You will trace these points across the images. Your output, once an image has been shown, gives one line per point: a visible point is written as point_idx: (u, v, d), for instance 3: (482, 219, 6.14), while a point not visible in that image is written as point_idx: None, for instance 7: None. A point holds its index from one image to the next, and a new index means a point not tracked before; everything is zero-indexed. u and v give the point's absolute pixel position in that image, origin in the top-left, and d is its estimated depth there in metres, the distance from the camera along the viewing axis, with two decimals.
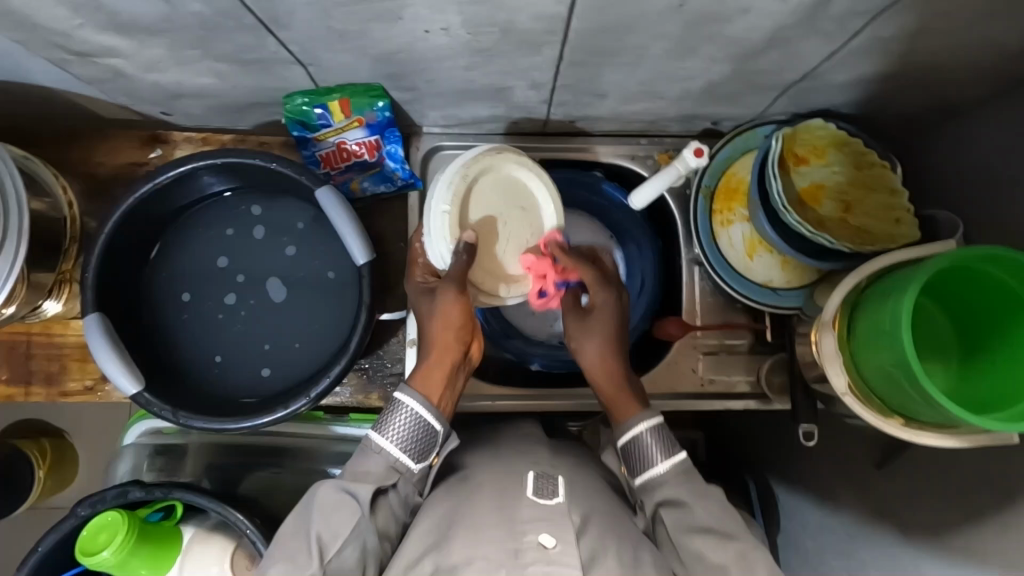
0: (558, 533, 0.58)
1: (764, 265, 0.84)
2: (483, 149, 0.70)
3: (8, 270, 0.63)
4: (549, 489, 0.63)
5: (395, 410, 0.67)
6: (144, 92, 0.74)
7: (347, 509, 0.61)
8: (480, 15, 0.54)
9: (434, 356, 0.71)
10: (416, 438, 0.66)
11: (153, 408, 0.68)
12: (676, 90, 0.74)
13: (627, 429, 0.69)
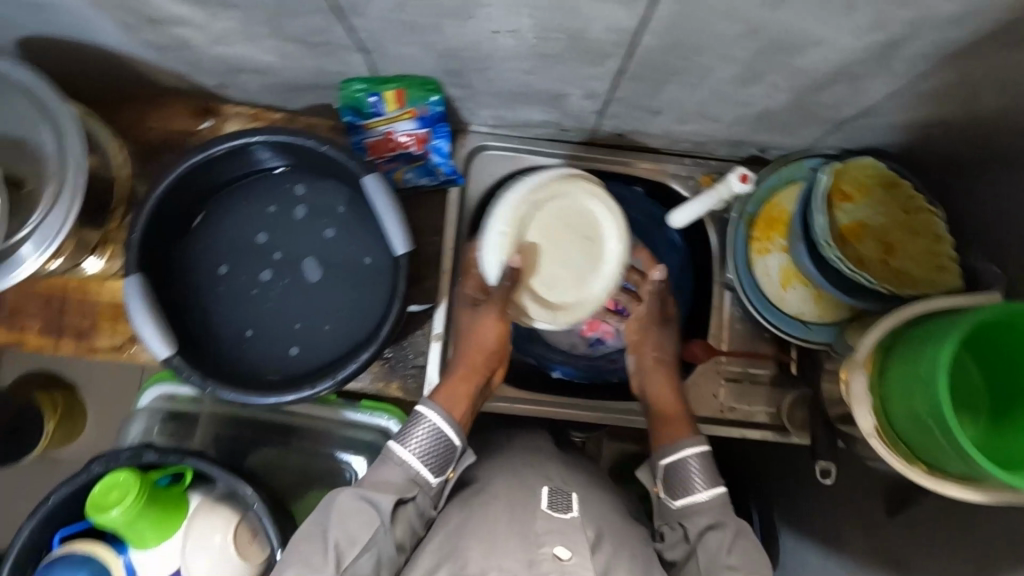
0: (572, 544, 0.59)
1: (797, 298, 0.83)
2: (552, 175, 0.74)
3: (62, 224, 0.64)
4: (563, 505, 0.65)
5: (418, 421, 0.68)
6: (206, 64, 0.76)
7: (365, 518, 0.62)
8: (551, 21, 0.55)
9: (463, 372, 0.74)
10: (437, 453, 0.67)
11: (182, 373, 0.69)
12: (728, 114, 0.74)
13: (676, 449, 0.70)
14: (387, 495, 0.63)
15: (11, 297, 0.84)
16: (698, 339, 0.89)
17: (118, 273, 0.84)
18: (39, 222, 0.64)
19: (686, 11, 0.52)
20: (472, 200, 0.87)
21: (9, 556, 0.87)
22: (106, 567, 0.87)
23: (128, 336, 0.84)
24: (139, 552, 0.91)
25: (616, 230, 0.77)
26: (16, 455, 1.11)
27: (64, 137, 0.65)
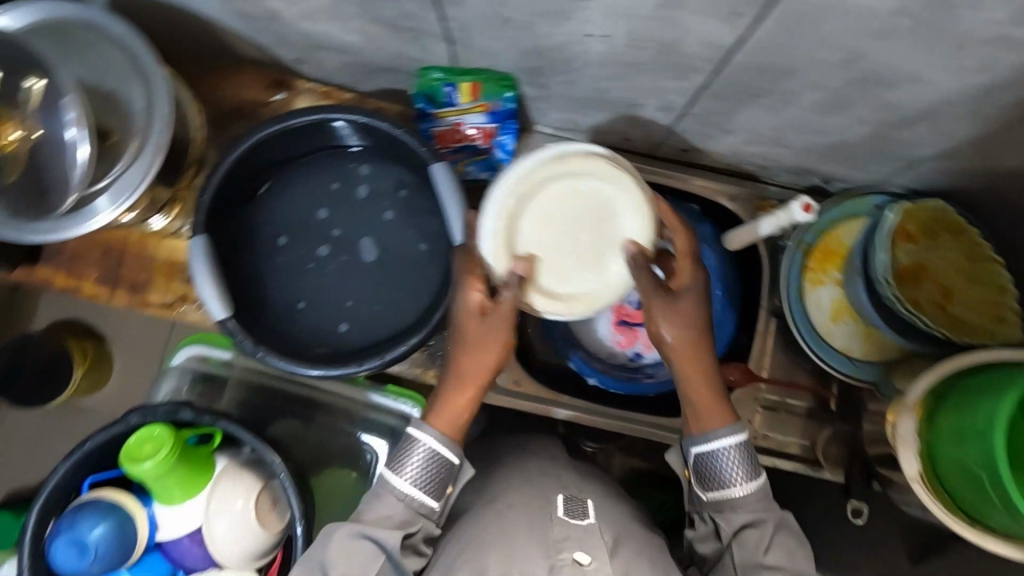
0: (591, 549, 0.59)
1: (845, 333, 0.82)
2: (535, 157, 0.66)
3: (143, 175, 0.66)
4: (581, 511, 0.65)
5: (411, 448, 0.64)
6: (289, 38, 0.78)
7: (366, 556, 0.60)
8: (647, 31, 0.55)
9: (455, 384, 0.67)
10: (436, 478, 0.64)
11: (236, 336, 0.70)
12: (801, 141, 0.74)
13: (705, 440, 0.64)
14: (390, 532, 0.60)
15: (72, 243, 0.86)
16: (737, 362, 0.87)
17: (178, 232, 0.86)
18: (122, 172, 0.66)
19: (787, 32, 0.51)
20: None
21: (39, 495, 0.89)
22: (131, 516, 0.89)
23: (181, 294, 0.86)
24: (162, 506, 0.92)
25: (630, 196, 0.67)
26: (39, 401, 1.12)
27: (154, 96, 0.67)
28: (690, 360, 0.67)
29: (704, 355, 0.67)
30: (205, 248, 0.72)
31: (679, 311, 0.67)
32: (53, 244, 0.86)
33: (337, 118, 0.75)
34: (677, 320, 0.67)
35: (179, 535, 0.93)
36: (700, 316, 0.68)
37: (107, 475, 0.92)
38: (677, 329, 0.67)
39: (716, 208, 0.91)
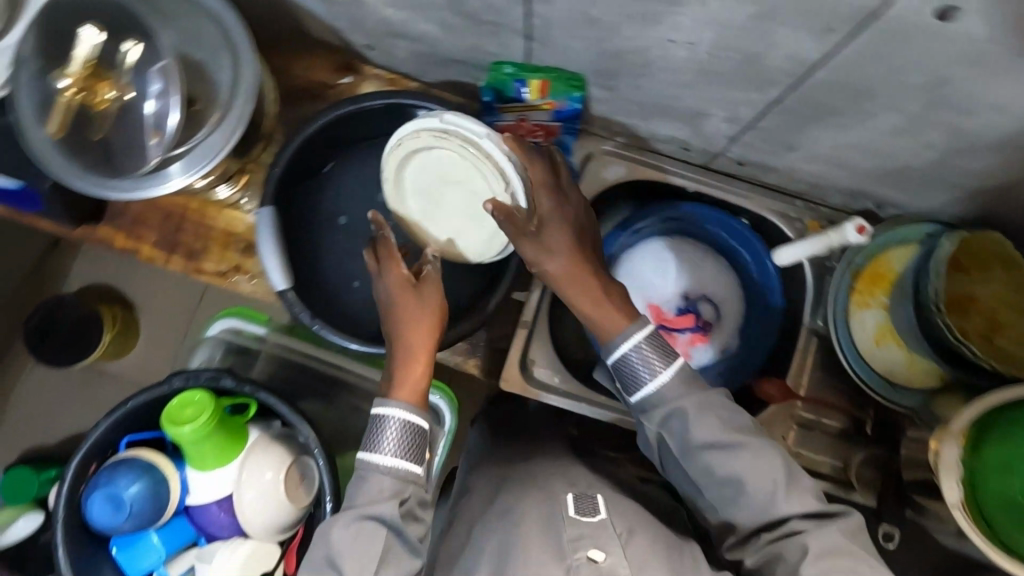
0: (606, 546, 0.59)
1: (888, 357, 0.83)
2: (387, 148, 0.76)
3: (222, 146, 0.68)
4: (590, 507, 0.64)
5: (383, 428, 0.64)
6: (367, 23, 0.80)
7: (371, 538, 0.61)
8: (734, 41, 0.56)
9: (406, 355, 0.67)
10: (413, 442, 0.64)
11: (295, 308, 0.72)
12: (864, 163, 0.75)
13: (615, 349, 0.64)
14: (384, 503, 0.61)
15: (135, 206, 0.88)
16: (774, 379, 0.88)
17: (238, 203, 0.88)
18: (202, 142, 0.68)
19: (877, 51, 0.53)
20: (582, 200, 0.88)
21: (79, 449, 0.90)
22: (167, 478, 0.91)
23: (235, 265, 0.88)
24: (195, 471, 0.94)
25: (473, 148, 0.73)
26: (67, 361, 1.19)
27: (241, 76, 0.69)
28: (580, 284, 0.66)
29: (586, 271, 0.67)
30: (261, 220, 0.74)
31: (555, 235, 0.68)
32: (116, 205, 0.88)
33: (410, 104, 0.79)
34: (553, 249, 0.67)
35: (208, 501, 0.94)
36: (574, 238, 0.68)
37: (146, 436, 0.95)
38: (562, 251, 0.67)
39: (764, 224, 0.92)
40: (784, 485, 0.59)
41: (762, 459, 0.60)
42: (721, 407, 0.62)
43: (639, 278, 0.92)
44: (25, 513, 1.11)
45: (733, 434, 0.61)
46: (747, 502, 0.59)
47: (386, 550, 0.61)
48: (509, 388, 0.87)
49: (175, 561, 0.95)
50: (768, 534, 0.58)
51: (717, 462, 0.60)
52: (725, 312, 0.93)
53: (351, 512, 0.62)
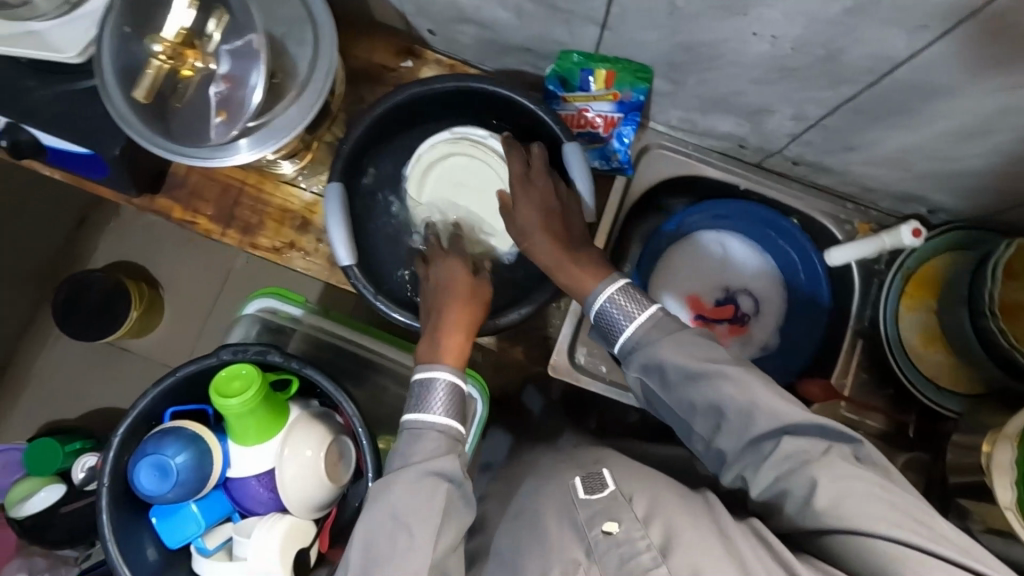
0: (619, 515, 0.53)
1: (935, 360, 0.84)
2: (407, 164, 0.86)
3: (301, 118, 0.69)
4: (598, 483, 0.58)
5: (433, 391, 0.67)
6: (433, 8, 0.80)
7: (426, 494, 0.60)
8: (820, 35, 0.58)
9: (449, 326, 0.71)
10: (460, 401, 0.67)
11: (357, 282, 0.74)
12: (925, 166, 0.75)
13: (593, 301, 0.69)
14: (446, 459, 0.63)
15: (194, 178, 0.89)
16: (816, 379, 0.89)
17: (294, 179, 0.89)
18: (280, 113, 0.69)
19: (964, 49, 0.53)
20: (635, 193, 0.91)
21: (125, 417, 0.91)
22: (210, 449, 0.91)
23: (290, 241, 0.89)
24: (235, 445, 0.94)
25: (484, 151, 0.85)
26: (98, 334, 1.24)
27: (320, 58, 0.69)
28: (557, 254, 0.72)
29: (551, 241, 0.73)
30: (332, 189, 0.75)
31: (525, 212, 0.75)
32: (175, 176, 0.89)
33: (478, 89, 0.80)
34: (524, 229, 0.75)
35: (246, 475, 0.94)
36: (544, 208, 0.75)
37: (189, 408, 0.96)
38: (535, 226, 0.74)
39: (813, 225, 0.93)
40: (768, 403, 0.56)
41: (742, 382, 0.58)
42: (691, 339, 0.63)
43: (682, 270, 0.94)
44: (48, 484, 1.16)
45: (710, 363, 0.60)
46: (735, 429, 0.57)
47: (448, 508, 0.60)
48: (555, 371, 0.90)
49: (211, 534, 0.95)
50: (768, 461, 0.54)
51: (695, 393, 0.60)
52: (764, 310, 0.94)
53: (405, 474, 0.61)
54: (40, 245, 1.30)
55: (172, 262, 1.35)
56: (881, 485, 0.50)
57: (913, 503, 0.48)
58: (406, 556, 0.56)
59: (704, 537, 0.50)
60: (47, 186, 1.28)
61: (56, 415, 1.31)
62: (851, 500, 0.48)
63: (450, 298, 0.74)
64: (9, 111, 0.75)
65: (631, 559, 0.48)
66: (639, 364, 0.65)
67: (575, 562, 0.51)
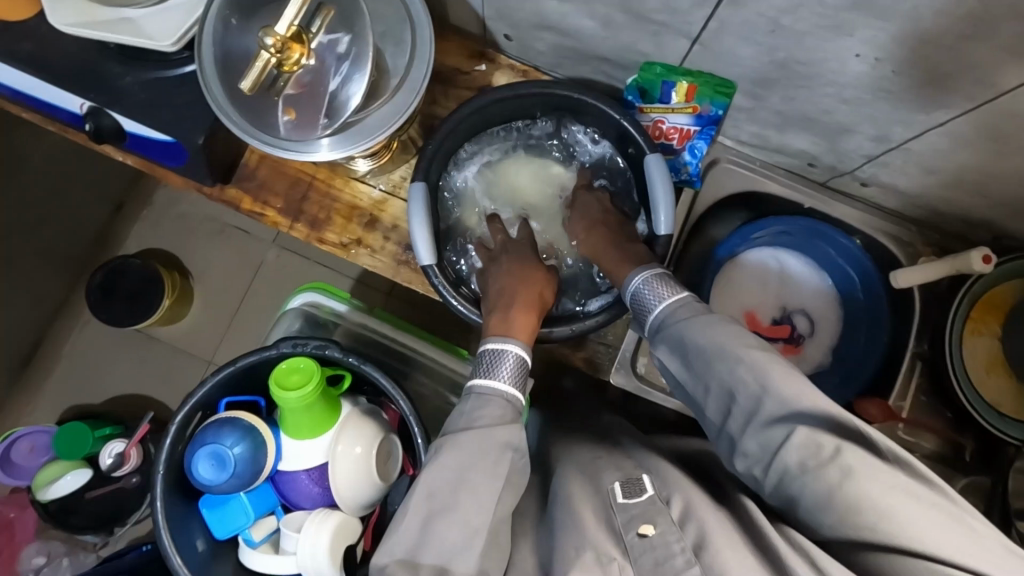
0: (655, 519, 0.54)
1: (997, 386, 0.85)
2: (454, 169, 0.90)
3: (395, 118, 0.71)
4: (636, 488, 0.59)
5: (500, 360, 0.70)
6: (517, 15, 0.80)
7: (492, 453, 0.60)
8: (926, 57, 0.60)
9: (518, 306, 0.77)
10: (522, 375, 0.70)
11: (436, 280, 0.77)
12: (1000, 192, 0.77)
13: (626, 285, 0.74)
14: (507, 425, 0.63)
15: (265, 170, 0.90)
16: (875, 399, 0.88)
17: (365, 176, 0.90)
18: (375, 112, 0.72)
19: None
20: (702, 205, 0.93)
21: (182, 406, 0.91)
22: (265, 443, 0.91)
23: (358, 237, 0.89)
24: (290, 438, 0.93)
25: (528, 162, 0.91)
26: (130, 320, 1.24)
27: (417, 59, 0.72)
28: (608, 253, 0.80)
29: (595, 245, 0.83)
30: (415, 184, 0.78)
31: (577, 223, 0.87)
32: (246, 168, 0.90)
33: (564, 96, 0.82)
34: (579, 235, 0.85)
35: (297, 470, 0.93)
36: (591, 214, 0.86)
37: (245, 399, 0.96)
38: (587, 241, 0.83)
39: (872, 245, 0.93)
40: (785, 392, 0.54)
41: (760, 369, 0.56)
42: (722, 325, 0.62)
43: (739, 288, 0.94)
44: (75, 468, 1.15)
45: (745, 350, 0.59)
46: (746, 414, 0.56)
47: (511, 475, 0.60)
48: (618, 380, 0.92)
49: (258, 525, 0.95)
50: (780, 452, 0.52)
51: (715, 377, 0.60)
52: (821, 330, 0.95)
53: (472, 437, 0.62)
54: (79, 229, 1.29)
55: (210, 253, 1.35)
56: (918, 497, 0.46)
57: (958, 520, 0.45)
58: (469, 514, 0.56)
59: (735, 540, 0.51)
60: (90, 171, 1.27)
61: (83, 399, 1.31)
62: (890, 516, 0.46)
63: (513, 280, 0.80)
64: (97, 96, 0.75)
65: (664, 562, 0.50)
66: (663, 345, 0.67)
67: (609, 555, 0.52)
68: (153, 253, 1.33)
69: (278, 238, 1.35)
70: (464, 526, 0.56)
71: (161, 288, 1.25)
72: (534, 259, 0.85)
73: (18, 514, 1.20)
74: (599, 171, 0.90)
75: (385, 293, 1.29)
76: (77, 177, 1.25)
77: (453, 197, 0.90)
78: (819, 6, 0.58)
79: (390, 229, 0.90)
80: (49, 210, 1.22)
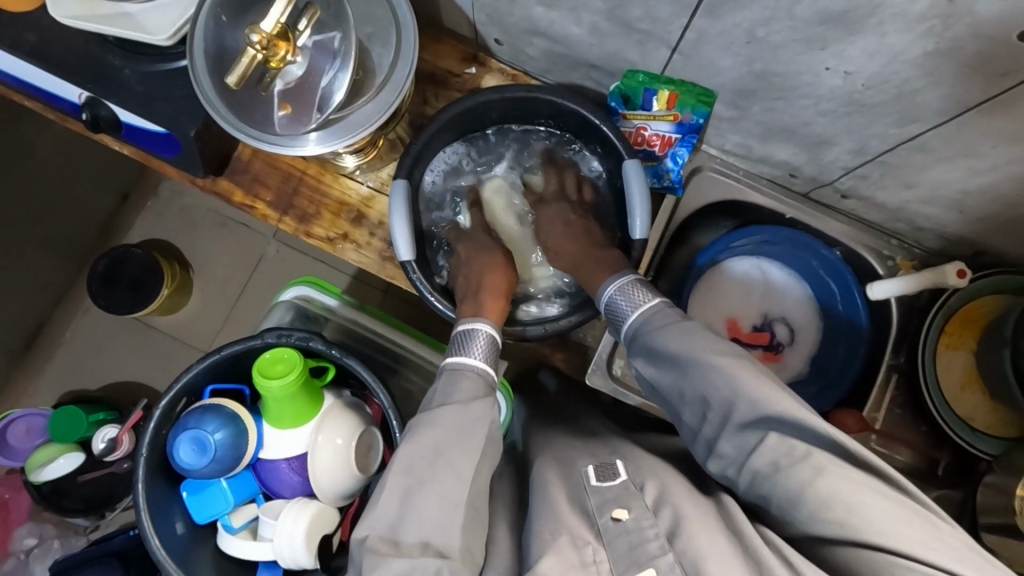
0: (630, 504, 0.55)
1: (970, 401, 0.85)
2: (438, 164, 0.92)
3: (377, 116, 0.73)
4: (610, 471, 0.61)
5: (472, 338, 0.72)
6: (506, 20, 0.82)
7: (476, 422, 0.63)
8: (896, 72, 0.61)
9: (487, 291, 0.80)
10: (494, 354, 0.73)
11: (414, 274, 0.80)
12: (977, 208, 0.77)
13: (602, 294, 0.75)
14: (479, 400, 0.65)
15: (257, 164, 0.92)
16: (851, 410, 0.89)
17: (354, 172, 0.92)
18: (358, 109, 0.74)
19: None
20: (684, 211, 0.93)
21: (167, 392, 0.93)
22: (247, 431, 0.93)
23: (345, 233, 0.91)
24: (271, 427, 0.95)
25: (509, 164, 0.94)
26: (129, 309, 1.26)
27: (401, 58, 0.74)
28: (583, 260, 0.81)
29: (572, 251, 0.83)
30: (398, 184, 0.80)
31: (551, 222, 0.88)
32: (239, 161, 0.92)
33: (548, 100, 0.83)
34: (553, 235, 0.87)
35: (277, 458, 0.95)
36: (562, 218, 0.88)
37: (229, 386, 0.98)
38: (564, 253, 0.85)
39: (854, 257, 0.94)
40: (755, 395, 0.55)
41: (730, 374, 0.57)
42: (693, 330, 0.63)
43: (721, 294, 0.95)
44: (66, 452, 1.18)
45: (713, 356, 0.60)
46: (719, 417, 0.57)
47: (485, 444, 0.62)
48: (594, 382, 0.93)
49: (238, 513, 0.97)
50: (753, 454, 0.53)
51: (688, 382, 0.60)
52: (800, 339, 0.95)
53: (446, 412, 0.63)
54: (83, 217, 1.32)
55: (208, 246, 1.37)
56: (885, 494, 0.47)
57: (924, 519, 0.46)
58: (447, 486, 0.57)
59: (709, 526, 0.52)
60: (95, 161, 1.30)
61: (81, 384, 1.33)
62: (856, 511, 0.47)
63: (490, 275, 0.83)
64: (97, 87, 0.77)
65: (639, 547, 0.51)
66: (637, 349, 0.68)
67: (583, 539, 0.53)
68: (151, 243, 1.36)
69: (278, 234, 1.37)
70: (441, 497, 0.56)
71: (161, 277, 1.28)
72: (505, 257, 0.87)
73: (13, 495, 1.22)
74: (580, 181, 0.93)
75: (381, 291, 1.31)
76: (81, 167, 1.28)
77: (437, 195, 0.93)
78: (790, 19, 0.59)
79: (377, 225, 0.92)
80: (54, 198, 1.25)
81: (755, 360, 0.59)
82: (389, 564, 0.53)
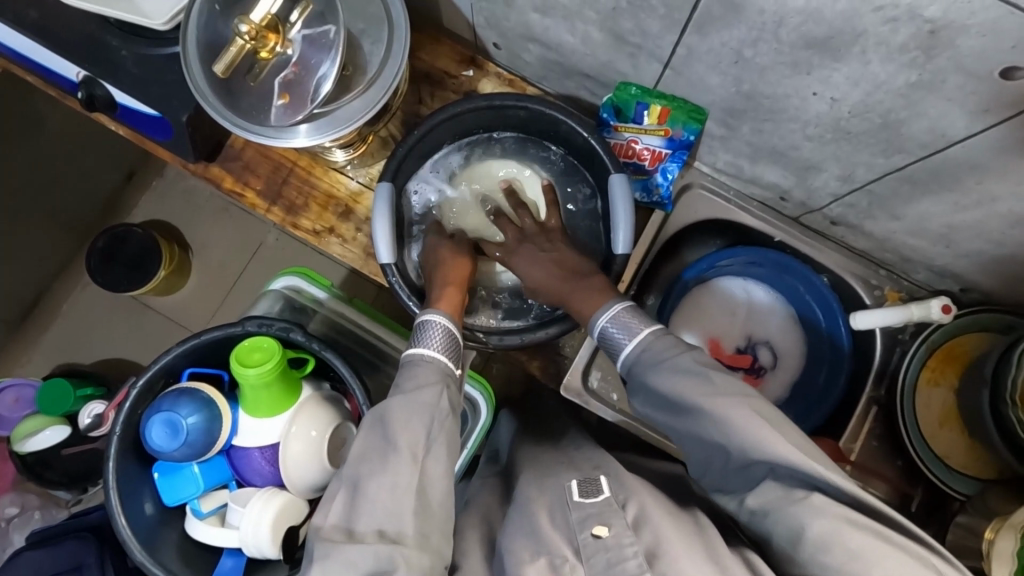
0: (610, 521, 0.54)
1: (949, 441, 0.84)
2: (428, 164, 0.92)
3: (362, 113, 0.74)
4: (595, 488, 0.60)
5: (427, 329, 0.72)
6: (503, 24, 0.81)
7: (419, 414, 0.62)
8: (880, 103, 0.60)
9: (442, 282, 0.79)
10: (453, 344, 0.72)
11: (392, 278, 0.80)
12: (966, 245, 0.76)
13: (594, 324, 0.72)
14: (426, 393, 0.65)
15: (249, 153, 0.92)
16: (827, 440, 0.87)
17: (345, 167, 0.92)
18: (345, 105, 0.74)
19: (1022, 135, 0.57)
20: (672, 227, 0.92)
21: (146, 371, 0.94)
22: (221, 416, 0.93)
23: (331, 226, 0.92)
24: (246, 416, 0.95)
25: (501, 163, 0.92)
26: (125, 286, 1.27)
27: (391, 55, 0.74)
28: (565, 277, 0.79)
29: (554, 265, 0.82)
30: (381, 185, 0.81)
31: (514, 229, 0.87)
32: (232, 149, 0.92)
33: (538, 110, 0.84)
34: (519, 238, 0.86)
35: (250, 446, 0.95)
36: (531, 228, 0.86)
37: (206, 370, 0.99)
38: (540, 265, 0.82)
39: (842, 286, 0.93)
40: (747, 441, 0.53)
41: (721, 418, 0.55)
42: (687, 365, 0.61)
43: (706, 313, 0.95)
44: (53, 424, 1.18)
45: (701, 399, 0.57)
46: (720, 460, 0.56)
47: (446, 437, 0.62)
48: (569, 394, 0.93)
49: (207, 498, 0.97)
50: (754, 492, 0.52)
51: (684, 425, 0.59)
52: (782, 364, 0.94)
53: (402, 400, 0.63)
54: (85, 196, 1.33)
55: (207, 231, 1.38)
56: (882, 536, 0.47)
57: (925, 563, 0.46)
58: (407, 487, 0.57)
59: (692, 553, 0.50)
60: (99, 140, 1.31)
61: (74, 358, 1.35)
62: (856, 558, 0.46)
63: (448, 269, 0.82)
64: (94, 67, 0.78)
65: (616, 564, 0.50)
66: (635, 387, 0.65)
67: (562, 557, 0.53)
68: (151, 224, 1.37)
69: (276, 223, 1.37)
70: (407, 497, 0.56)
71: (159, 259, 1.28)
72: (468, 250, 0.86)
73: None
74: (571, 205, 0.92)
75: (374, 288, 1.31)
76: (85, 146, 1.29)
77: (426, 195, 0.92)
78: (776, 42, 0.59)
79: (364, 221, 0.92)
80: (56, 174, 1.26)
81: (755, 400, 0.56)
82: (343, 558, 0.53)
